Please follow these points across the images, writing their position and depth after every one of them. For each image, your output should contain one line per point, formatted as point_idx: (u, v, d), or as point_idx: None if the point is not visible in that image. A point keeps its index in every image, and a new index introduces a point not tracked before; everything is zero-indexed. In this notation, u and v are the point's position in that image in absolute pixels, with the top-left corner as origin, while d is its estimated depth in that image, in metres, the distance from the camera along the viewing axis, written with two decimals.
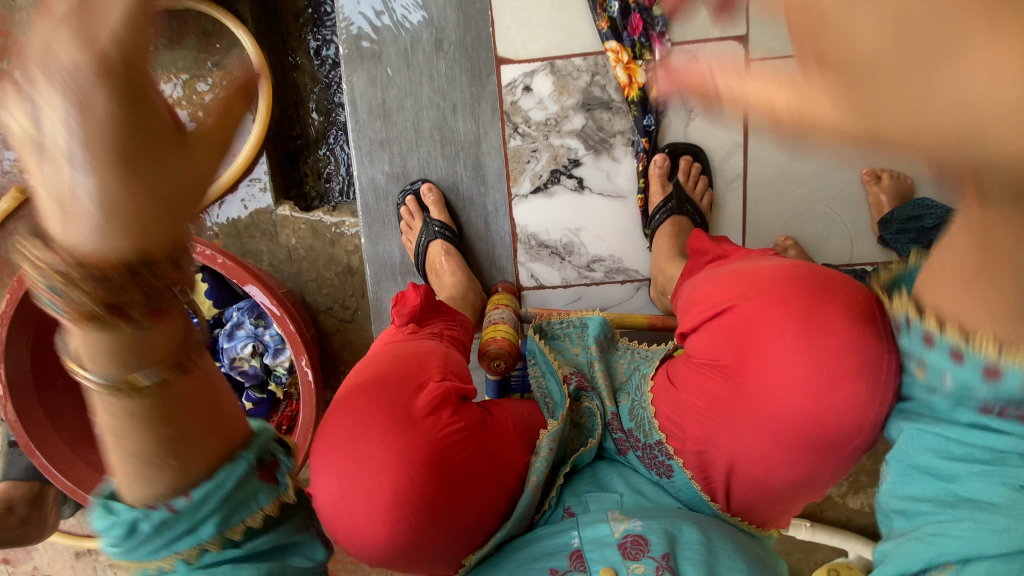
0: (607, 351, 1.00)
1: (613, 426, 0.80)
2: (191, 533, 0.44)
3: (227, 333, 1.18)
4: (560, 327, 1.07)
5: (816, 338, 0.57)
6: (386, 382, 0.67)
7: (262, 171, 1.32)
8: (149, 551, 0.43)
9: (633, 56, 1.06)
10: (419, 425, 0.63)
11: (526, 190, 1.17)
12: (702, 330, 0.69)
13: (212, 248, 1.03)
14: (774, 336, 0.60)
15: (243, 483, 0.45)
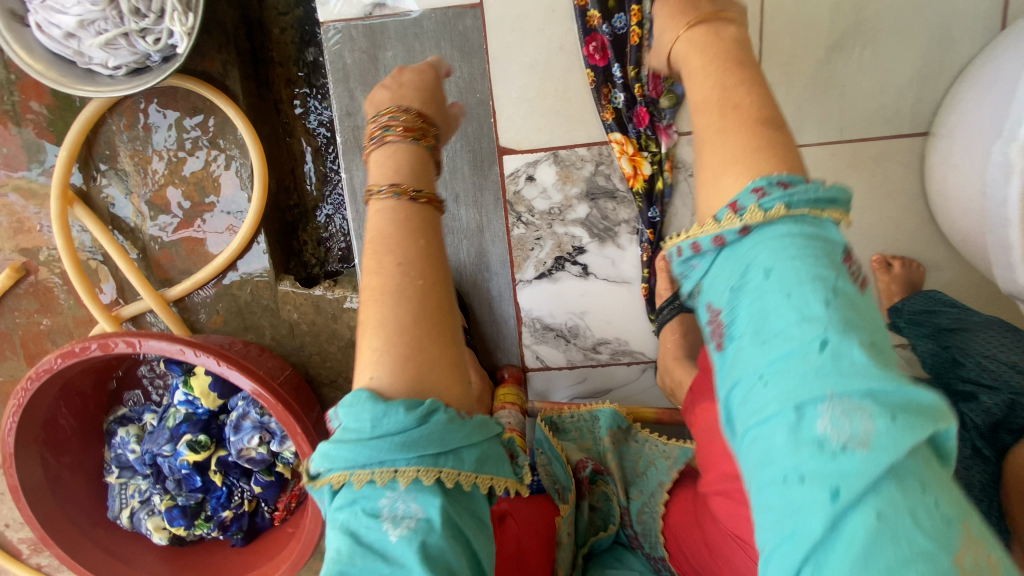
0: (623, 444, 1.06)
1: (625, 519, 0.95)
2: (441, 458, 0.53)
3: (234, 425, 1.19)
4: (572, 422, 1.11)
5: None
6: None
7: (260, 248, 1.29)
8: (411, 462, 0.52)
9: (639, 148, 1.04)
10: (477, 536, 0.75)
11: (530, 275, 1.16)
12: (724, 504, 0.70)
13: (215, 357, 1.05)
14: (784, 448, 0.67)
15: (492, 447, 0.59)
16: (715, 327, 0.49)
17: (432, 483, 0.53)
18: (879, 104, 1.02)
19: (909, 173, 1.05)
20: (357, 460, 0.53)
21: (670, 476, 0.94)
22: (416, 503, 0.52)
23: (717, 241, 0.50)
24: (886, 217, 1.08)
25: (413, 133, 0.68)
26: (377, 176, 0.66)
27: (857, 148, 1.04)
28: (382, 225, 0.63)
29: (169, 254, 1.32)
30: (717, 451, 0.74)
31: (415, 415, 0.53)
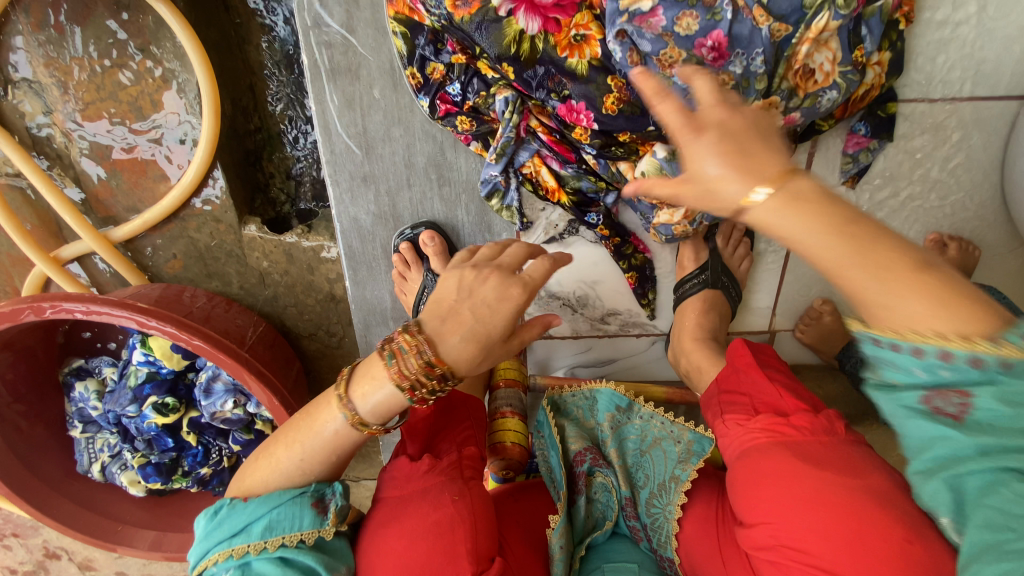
0: (624, 426, 0.87)
1: (626, 510, 0.78)
2: (235, 535, 0.62)
3: (204, 388, 1.09)
4: (572, 402, 0.91)
5: (851, 482, 0.55)
6: (440, 535, 0.60)
7: (218, 184, 1.09)
8: (215, 548, 0.62)
9: (559, 161, 0.87)
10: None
11: (538, 239, 0.99)
12: (768, 530, 0.57)
13: (171, 326, 0.94)
14: (834, 489, 0.54)
15: (287, 508, 0.63)
16: (935, 395, 0.45)
17: (240, 555, 0.61)
18: (979, 57, 0.83)
19: (992, 145, 0.89)
20: (197, 553, 0.63)
21: (687, 472, 0.77)
22: (234, 568, 0.60)
23: (942, 356, 0.43)
24: (950, 193, 0.93)
25: (404, 380, 0.62)
26: (359, 377, 0.64)
27: (941, 111, 0.87)
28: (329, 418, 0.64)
29: (108, 187, 1.11)
30: (769, 504, 0.57)
31: (206, 519, 0.64)
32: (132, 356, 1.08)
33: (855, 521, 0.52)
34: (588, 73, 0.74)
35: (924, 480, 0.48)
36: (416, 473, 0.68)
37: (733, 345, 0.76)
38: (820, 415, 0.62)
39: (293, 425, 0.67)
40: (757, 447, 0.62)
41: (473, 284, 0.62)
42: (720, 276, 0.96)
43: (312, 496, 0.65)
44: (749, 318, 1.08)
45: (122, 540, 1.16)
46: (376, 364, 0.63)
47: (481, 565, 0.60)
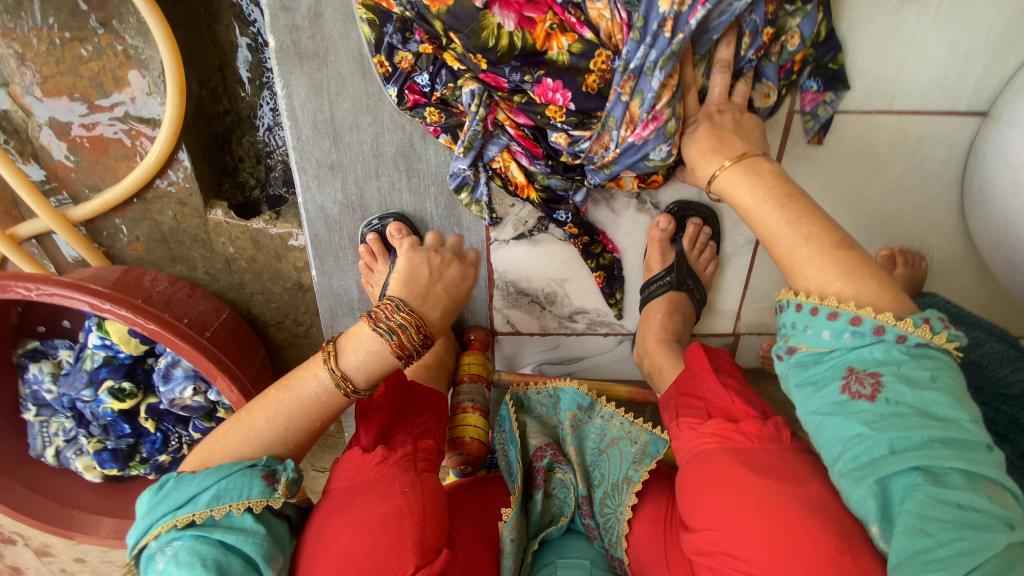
0: (583, 425, 0.87)
1: (582, 508, 0.78)
2: (179, 509, 0.61)
3: (163, 374, 1.07)
4: (536, 400, 0.92)
5: (788, 488, 0.56)
6: (389, 527, 0.61)
7: (184, 165, 1.06)
8: (159, 521, 0.61)
9: (532, 156, 0.85)
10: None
11: (507, 235, 0.98)
12: (705, 535, 0.58)
13: (126, 309, 0.92)
14: (769, 495, 0.56)
15: (234, 480, 0.63)
16: (851, 381, 0.55)
17: (184, 526, 0.60)
18: (941, 71, 0.84)
19: (951, 158, 0.91)
20: (141, 530, 0.62)
21: (640, 474, 0.76)
22: (176, 542, 0.59)
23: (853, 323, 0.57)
24: (909, 205, 0.95)
25: (401, 349, 0.73)
26: (347, 344, 0.72)
27: (903, 122, 0.88)
28: (309, 385, 0.72)
29: (68, 164, 1.07)
30: (712, 510, 0.58)
31: (152, 492, 0.63)
32: (88, 339, 1.05)
33: (786, 527, 0.53)
34: (569, 60, 0.73)
35: (854, 480, 0.51)
36: (369, 463, 0.67)
37: (691, 347, 0.77)
38: (769, 422, 0.63)
39: (270, 394, 0.72)
40: (706, 452, 0.63)
41: (439, 269, 0.84)
42: (686, 278, 0.96)
43: (262, 470, 0.66)
44: (714, 321, 1.09)
45: (76, 526, 1.14)
46: (365, 330, 0.73)
47: (425, 558, 0.60)
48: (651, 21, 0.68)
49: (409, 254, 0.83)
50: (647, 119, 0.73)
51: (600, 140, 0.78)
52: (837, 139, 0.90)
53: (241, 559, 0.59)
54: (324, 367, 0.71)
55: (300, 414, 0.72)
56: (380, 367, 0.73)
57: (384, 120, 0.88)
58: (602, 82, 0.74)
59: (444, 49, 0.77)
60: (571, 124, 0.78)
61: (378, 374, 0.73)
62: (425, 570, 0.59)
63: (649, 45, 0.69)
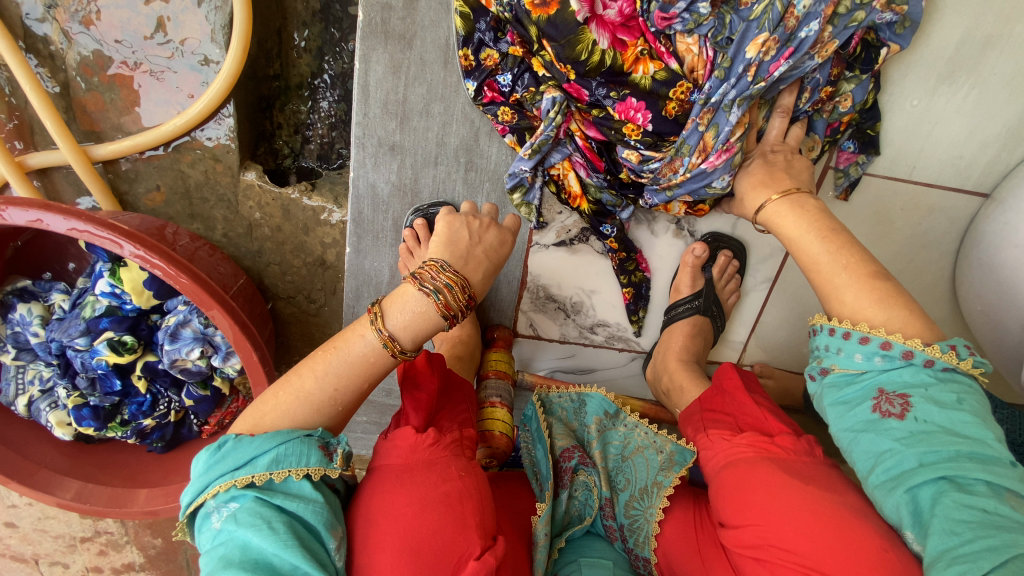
0: (607, 430, 0.91)
1: (605, 510, 0.82)
2: (239, 468, 0.58)
3: (169, 333, 1.02)
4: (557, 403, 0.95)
5: (827, 492, 0.62)
6: (454, 508, 0.62)
7: (226, 121, 1.04)
8: (217, 481, 0.58)
9: (593, 169, 0.89)
10: (469, 560, 0.59)
11: (548, 241, 1.02)
12: (750, 530, 0.63)
13: (160, 258, 0.88)
14: (811, 497, 0.61)
15: (295, 446, 0.60)
16: (882, 401, 0.60)
17: (243, 487, 0.57)
18: (956, 152, 0.95)
19: (952, 230, 1.01)
20: (197, 490, 0.59)
21: (670, 480, 0.81)
22: (233, 502, 0.56)
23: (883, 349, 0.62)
24: (910, 267, 1.05)
25: (447, 310, 0.69)
26: (393, 304, 0.68)
27: (918, 191, 0.98)
28: (353, 348, 0.67)
29: (100, 100, 1.03)
30: (759, 509, 0.63)
31: (210, 451, 0.60)
32: (93, 284, 1.00)
33: (833, 525, 0.58)
34: (651, 86, 0.78)
35: (885, 488, 0.57)
36: (421, 445, 0.66)
37: (722, 368, 0.83)
38: (801, 438, 0.69)
39: (317, 355, 0.67)
40: (743, 460, 0.69)
41: (478, 234, 0.77)
42: (711, 305, 1.02)
43: (319, 440, 0.62)
44: (722, 349, 1.16)
45: (38, 484, 1.06)
46: (410, 289, 0.69)
47: (487, 541, 0.62)
48: (737, 63, 0.74)
49: (448, 218, 0.77)
50: (716, 151, 0.79)
51: (670, 164, 0.83)
52: (860, 197, 0.99)
53: (303, 528, 0.57)
54: (369, 327, 0.67)
55: (346, 376, 0.67)
56: (426, 328, 0.69)
57: (454, 110, 0.90)
58: (679, 111, 0.79)
59: (534, 55, 0.81)
60: (644, 143, 0.82)
61: (424, 335, 0.69)
62: (490, 553, 0.61)
63: (731, 85, 0.75)
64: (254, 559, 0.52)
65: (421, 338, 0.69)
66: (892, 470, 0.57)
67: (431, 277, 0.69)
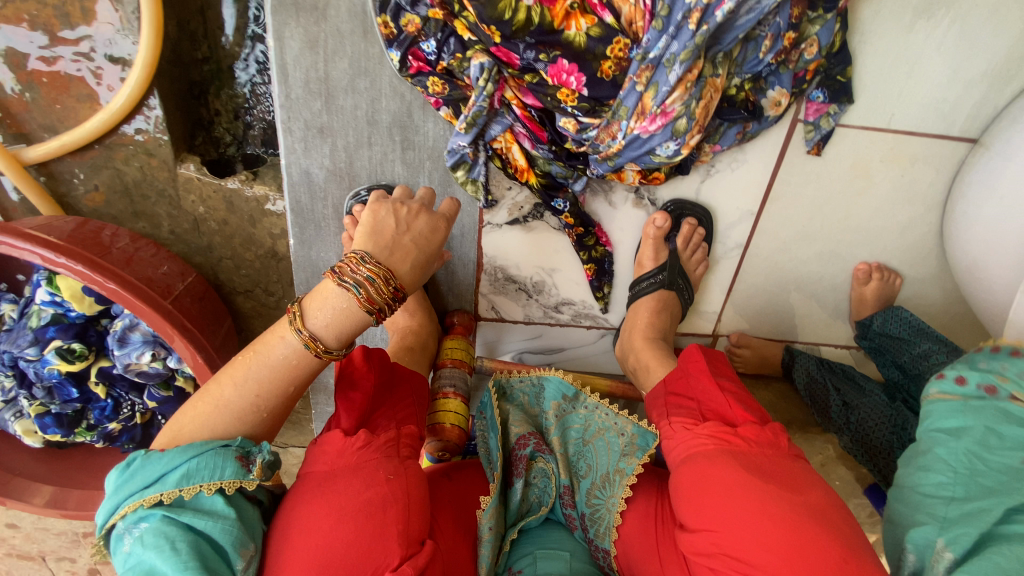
0: (566, 416, 0.87)
1: (565, 498, 0.80)
2: (146, 488, 0.57)
3: (118, 338, 0.99)
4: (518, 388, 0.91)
5: (782, 491, 0.58)
6: (375, 515, 0.60)
7: (154, 113, 0.98)
8: (126, 501, 0.57)
9: (535, 139, 0.82)
10: (386, 570, 0.58)
11: (501, 219, 0.96)
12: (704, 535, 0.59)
13: (80, 264, 0.84)
14: (766, 498, 0.57)
15: (207, 459, 0.60)
16: None
17: (151, 506, 0.56)
18: (940, 94, 0.86)
19: (938, 181, 0.93)
20: (108, 513, 0.58)
21: (632, 467, 0.78)
22: (142, 522, 0.56)
23: (989, 391, 0.65)
24: (893, 223, 0.98)
25: (371, 304, 0.67)
26: (313, 303, 0.67)
27: (898, 141, 0.89)
28: (276, 350, 0.67)
29: (21, 99, 0.97)
30: (714, 511, 0.59)
31: (118, 471, 0.59)
32: (35, 294, 0.97)
33: (790, 529, 0.55)
34: (586, 43, 0.70)
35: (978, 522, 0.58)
36: (349, 448, 0.66)
37: (688, 350, 0.79)
38: (765, 427, 0.66)
39: (238, 361, 0.67)
40: (703, 453, 0.64)
41: (407, 221, 0.75)
42: (677, 278, 0.97)
43: (236, 450, 0.62)
44: (696, 321, 1.11)
45: (11, 493, 1.06)
46: (331, 286, 0.67)
47: (410, 548, 0.61)
48: (676, 11, 0.66)
49: (374, 206, 0.75)
50: (657, 113, 0.72)
51: (608, 129, 0.76)
52: (836, 152, 0.91)
53: (213, 543, 0.57)
54: (290, 327, 0.66)
55: (269, 379, 0.66)
56: (351, 324, 0.67)
57: (382, 85, 0.83)
58: (618, 71, 0.72)
59: (455, 17, 0.73)
60: (586, 111, 0.75)
61: (351, 331, 0.68)
62: (411, 561, 0.60)
63: (671, 36, 0.67)
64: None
65: (348, 335, 0.68)
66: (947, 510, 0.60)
67: (352, 272, 0.67)
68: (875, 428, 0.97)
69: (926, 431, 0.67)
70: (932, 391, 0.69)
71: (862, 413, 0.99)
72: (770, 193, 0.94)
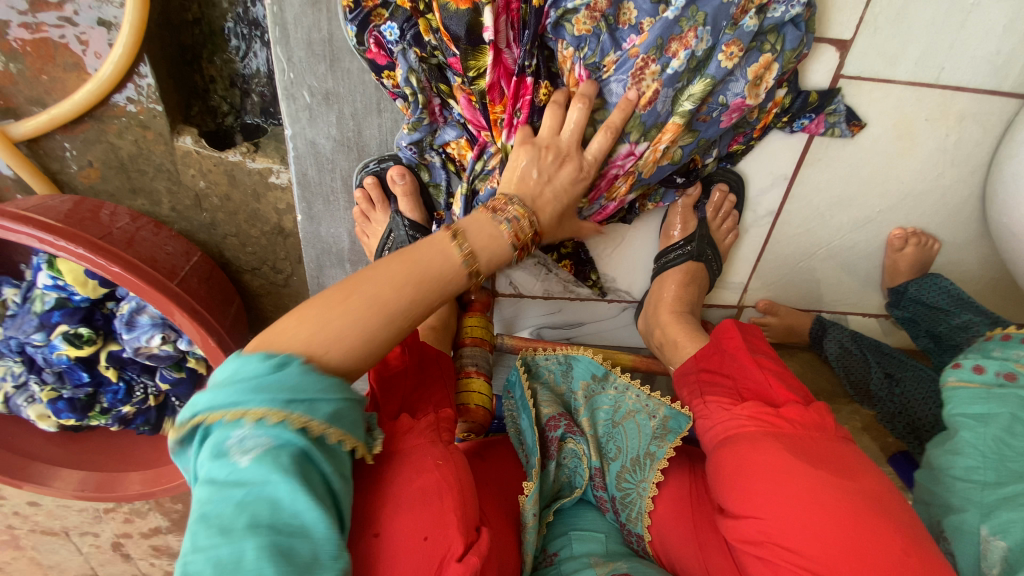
0: (594, 396, 0.85)
1: (595, 482, 0.78)
2: (292, 404, 0.48)
3: (125, 321, 0.96)
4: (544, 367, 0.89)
5: (836, 480, 0.55)
6: (428, 503, 0.57)
7: (148, 82, 0.91)
8: (263, 402, 0.46)
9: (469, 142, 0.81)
10: (451, 560, 0.55)
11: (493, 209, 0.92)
12: (750, 521, 0.57)
13: (81, 247, 0.81)
14: (820, 487, 0.55)
15: (349, 408, 0.52)
16: None
17: (276, 424, 0.46)
18: (997, 44, 0.79)
19: (986, 139, 0.87)
20: (214, 401, 0.47)
21: (664, 450, 0.75)
22: (257, 436, 0.46)
23: (1007, 378, 0.66)
24: (934, 185, 0.92)
25: (515, 240, 0.69)
26: (479, 238, 0.65)
27: (946, 97, 0.83)
28: (444, 262, 0.62)
29: (4, 71, 0.90)
30: (760, 498, 0.57)
31: (225, 385, 0.48)
32: (36, 278, 0.94)
33: (849, 523, 0.52)
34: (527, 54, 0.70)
35: (1007, 506, 0.58)
36: (394, 434, 0.64)
37: (721, 325, 0.76)
38: (810, 407, 0.63)
39: (397, 261, 0.60)
40: (745, 435, 0.62)
41: (549, 171, 0.72)
42: (706, 249, 0.93)
43: (369, 404, 0.56)
44: (721, 291, 1.07)
45: (35, 477, 1.05)
46: (484, 224, 0.67)
47: (470, 536, 0.57)
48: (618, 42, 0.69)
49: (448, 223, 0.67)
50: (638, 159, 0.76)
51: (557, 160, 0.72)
52: (879, 109, 0.84)
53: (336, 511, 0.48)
54: (455, 244, 0.64)
55: (394, 332, 0.58)
56: (496, 253, 0.67)
57: None
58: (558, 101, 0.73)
59: (422, 14, 0.68)
60: None
61: (495, 259, 0.67)
62: (473, 549, 0.56)
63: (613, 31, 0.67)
64: (273, 521, 0.44)
65: (490, 259, 0.66)
66: (966, 494, 0.62)
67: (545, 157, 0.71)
68: (925, 401, 0.92)
69: (952, 417, 0.68)
70: (951, 378, 0.71)
71: (907, 387, 0.95)
72: (806, 156, 0.89)
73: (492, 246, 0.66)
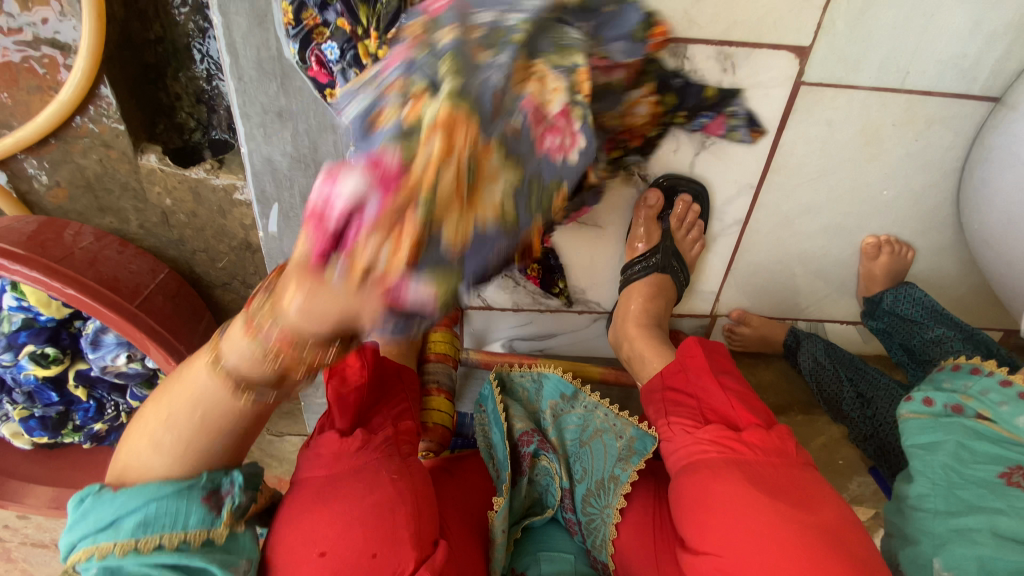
0: (564, 413, 0.83)
1: (564, 504, 0.77)
2: (100, 532, 0.51)
3: (91, 340, 0.97)
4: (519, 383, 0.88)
5: (792, 512, 0.54)
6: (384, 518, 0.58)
7: (109, 102, 0.91)
8: (84, 544, 0.51)
9: None
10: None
11: None
12: (709, 556, 0.56)
13: (37, 271, 0.81)
14: (776, 522, 0.53)
15: (167, 500, 0.52)
16: (1012, 472, 0.64)
17: (107, 556, 0.51)
18: (964, 48, 0.77)
19: (957, 145, 0.85)
20: (60, 548, 0.53)
21: (628, 474, 0.74)
22: (96, 571, 0.50)
23: (955, 409, 0.71)
24: (906, 191, 0.90)
25: (285, 365, 0.48)
26: (286, 284, 0.45)
27: (913, 103, 0.81)
28: (204, 383, 0.51)
29: None
30: (717, 532, 0.55)
31: (74, 508, 0.53)
32: (2, 299, 0.94)
33: (803, 560, 0.51)
34: None
35: (962, 537, 0.63)
36: (347, 451, 0.63)
37: (685, 343, 0.74)
38: (771, 431, 0.62)
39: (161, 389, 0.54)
40: (705, 461, 0.61)
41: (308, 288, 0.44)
42: (671, 259, 0.92)
43: (203, 488, 0.54)
44: (693, 300, 1.06)
45: (10, 495, 1.06)
46: (295, 276, 0.44)
47: (424, 550, 0.59)
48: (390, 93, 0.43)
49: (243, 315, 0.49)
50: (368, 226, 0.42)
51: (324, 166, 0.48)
52: (845, 115, 0.82)
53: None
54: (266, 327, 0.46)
55: (189, 451, 0.53)
56: (317, 326, 0.45)
57: None
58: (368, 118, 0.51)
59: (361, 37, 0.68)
60: None
61: (326, 333, 0.45)
62: (426, 563, 0.58)
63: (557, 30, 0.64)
64: None
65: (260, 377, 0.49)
66: (920, 523, 0.67)
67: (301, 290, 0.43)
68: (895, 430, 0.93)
69: (907, 449, 0.73)
70: (904, 411, 0.75)
71: (878, 409, 0.95)
72: (771, 165, 0.87)
73: (305, 311, 0.44)
